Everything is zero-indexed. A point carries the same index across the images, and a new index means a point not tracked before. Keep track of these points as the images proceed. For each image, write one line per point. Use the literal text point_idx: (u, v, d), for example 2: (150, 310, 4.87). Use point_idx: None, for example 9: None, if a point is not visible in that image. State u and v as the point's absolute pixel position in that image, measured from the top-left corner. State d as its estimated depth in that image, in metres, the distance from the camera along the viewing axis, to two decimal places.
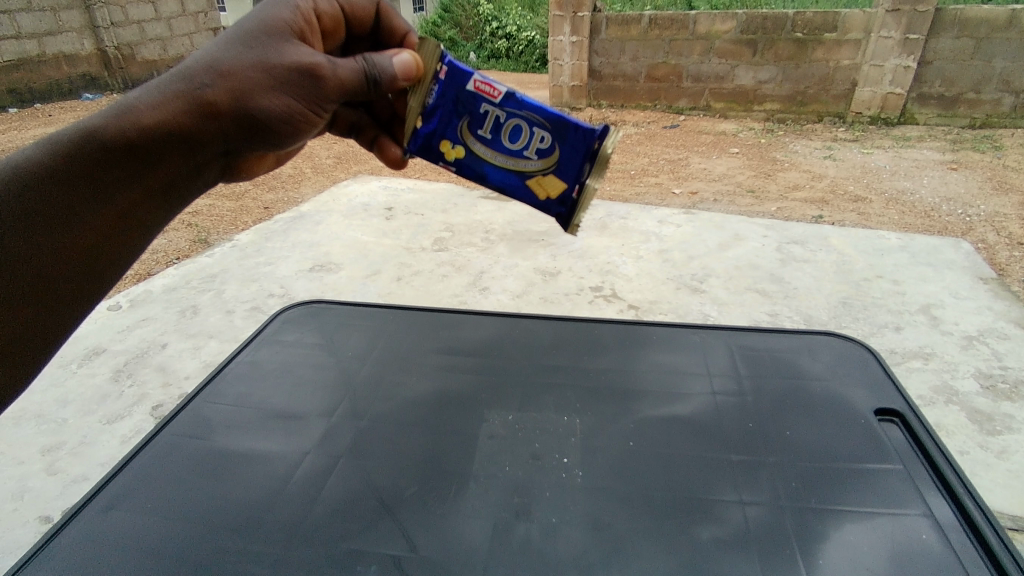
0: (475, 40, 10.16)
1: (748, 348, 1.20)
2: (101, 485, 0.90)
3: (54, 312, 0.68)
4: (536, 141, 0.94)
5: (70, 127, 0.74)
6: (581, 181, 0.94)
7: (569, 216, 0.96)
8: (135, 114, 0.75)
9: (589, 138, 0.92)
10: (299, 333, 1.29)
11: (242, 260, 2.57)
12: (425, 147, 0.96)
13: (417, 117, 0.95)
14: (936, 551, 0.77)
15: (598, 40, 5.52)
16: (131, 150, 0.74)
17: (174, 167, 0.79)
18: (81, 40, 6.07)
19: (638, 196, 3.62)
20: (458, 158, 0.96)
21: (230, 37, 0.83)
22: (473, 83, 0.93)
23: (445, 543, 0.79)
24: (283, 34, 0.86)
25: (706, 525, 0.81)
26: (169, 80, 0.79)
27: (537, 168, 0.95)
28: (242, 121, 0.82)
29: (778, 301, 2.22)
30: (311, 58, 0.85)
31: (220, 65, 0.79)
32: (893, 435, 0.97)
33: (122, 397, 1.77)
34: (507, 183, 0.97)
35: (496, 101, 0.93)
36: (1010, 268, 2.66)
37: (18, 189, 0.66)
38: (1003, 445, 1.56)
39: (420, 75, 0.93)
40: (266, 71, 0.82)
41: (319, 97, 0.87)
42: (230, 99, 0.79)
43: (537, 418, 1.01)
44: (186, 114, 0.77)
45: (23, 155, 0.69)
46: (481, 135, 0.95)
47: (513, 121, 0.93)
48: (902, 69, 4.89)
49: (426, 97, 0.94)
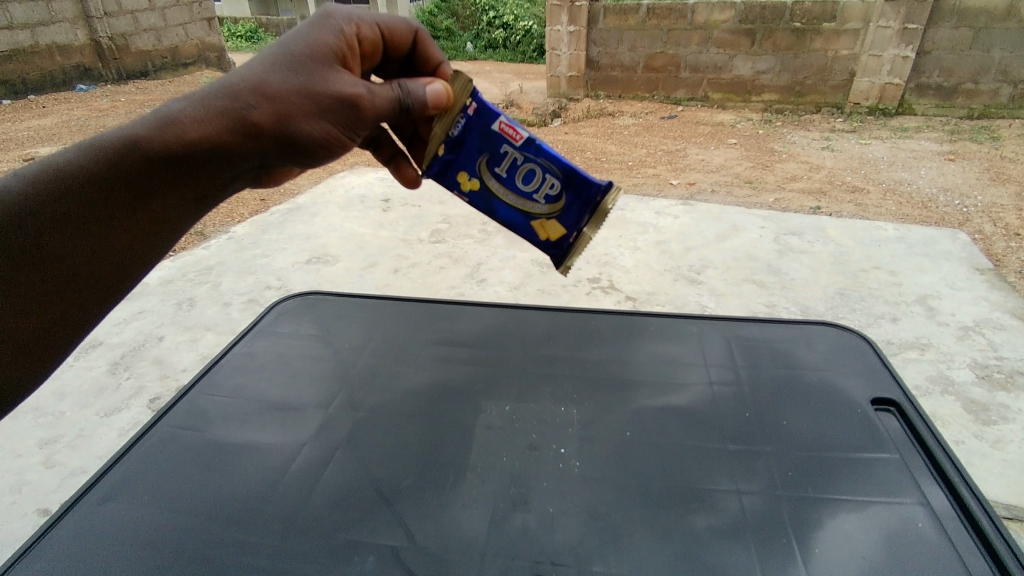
0: (471, 30, 10.09)
1: (744, 338, 1.19)
2: (98, 478, 0.90)
3: (79, 310, 0.70)
4: (546, 187, 0.91)
5: (114, 133, 0.73)
6: (580, 228, 0.93)
7: (563, 256, 0.95)
8: (178, 128, 0.74)
9: (591, 192, 0.90)
10: (295, 325, 1.28)
11: (239, 252, 2.56)
12: (443, 174, 0.91)
13: (440, 144, 0.89)
14: (932, 539, 0.78)
15: (596, 30, 5.48)
16: (172, 164, 0.74)
17: (211, 180, 0.79)
18: (75, 31, 6.02)
19: (635, 187, 3.61)
20: (472, 192, 0.92)
21: (277, 55, 0.81)
22: (499, 123, 0.88)
23: (443, 534, 0.79)
24: (328, 58, 0.84)
25: (702, 514, 0.81)
26: (214, 94, 0.78)
27: (542, 212, 0.93)
28: (281, 142, 0.81)
29: (776, 292, 2.22)
30: (354, 88, 0.83)
31: (267, 88, 0.78)
32: (889, 424, 0.98)
33: (120, 390, 1.77)
34: (513, 221, 0.95)
35: (517, 144, 0.89)
36: (1007, 258, 2.67)
37: (59, 194, 0.68)
38: (998, 435, 1.57)
39: (449, 105, 0.88)
40: (310, 97, 0.80)
41: (356, 125, 0.86)
42: (274, 121, 0.79)
43: (535, 409, 1.00)
44: (230, 133, 0.77)
45: (62, 159, 0.69)
46: (497, 172, 0.91)
47: (529, 165, 0.90)
48: (901, 59, 4.87)
49: (450, 128, 0.88)
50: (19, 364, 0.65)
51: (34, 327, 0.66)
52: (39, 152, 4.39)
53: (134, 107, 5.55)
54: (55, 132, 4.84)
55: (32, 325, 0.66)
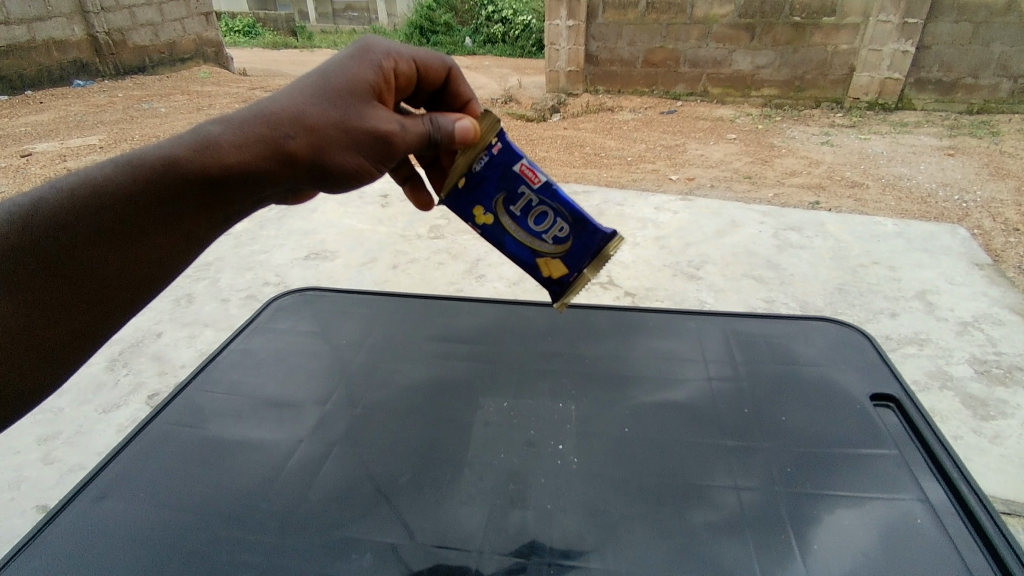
0: (470, 25, 10.04)
1: (743, 333, 1.19)
2: (96, 473, 0.90)
3: (92, 320, 0.73)
4: (555, 230, 0.87)
5: (157, 150, 0.76)
6: (581, 270, 0.89)
7: (562, 293, 0.91)
8: (217, 153, 0.77)
9: (596, 239, 0.88)
10: (292, 321, 1.28)
11: (237, 248, 2.55)
12: (457, 203, 0.87)
13: (460, 177, 0.85)
14: (930, 535, 0.78)
15: (595, 24, 5.46)
16: (208, 186, 0.77)
17: (242, 200, 0.81)
18: (71, 26, 5.96)
19: (634, 182, 3.59)
20: (483, 226, 0.88)
21: (317, 85, 0.82)
22: (520, 165, 0.85)
23: (441, 530, 0.79)
24: (366, 90, 0.84)
25: (700, 510, 0.81)
26: (253, 119, 0.79)
27: (549, 252, 0.89)
28: (314, 172, 0.83)
29: (775, 287, 2.22)
30: (387, 124, 0.83)
31: (305, 119, 0.80)
32: (888, 419, 0.98)
33: (117, 386, 1.77)
34: (518, 257, 0.90)
35: (535, 186, 0.86)
36: (1006, 254, 2.67)
37: (94, 208, 0.71)
38: (996, 430, 1.57)
39: (475, 141, 0.84)
40: (345, 131, 0.81)
41: (386, 158, 0.85)
42: (309, 152, 0.80)
43: (532, 405, 1.00)
44: (265, 160, 0.79)
45: (103, 174, 0.73)
46: (512, 210, 0.87)
47: (542, 207, 0.87)
48: (901, 53, 4.86)
49: (473, 162, 0.85)
50: (38, 367, 0.69)
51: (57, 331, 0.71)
52: (36, 148, 4.36)
53: (131, 103, 5.52)
54: (52, 128, 4.81)
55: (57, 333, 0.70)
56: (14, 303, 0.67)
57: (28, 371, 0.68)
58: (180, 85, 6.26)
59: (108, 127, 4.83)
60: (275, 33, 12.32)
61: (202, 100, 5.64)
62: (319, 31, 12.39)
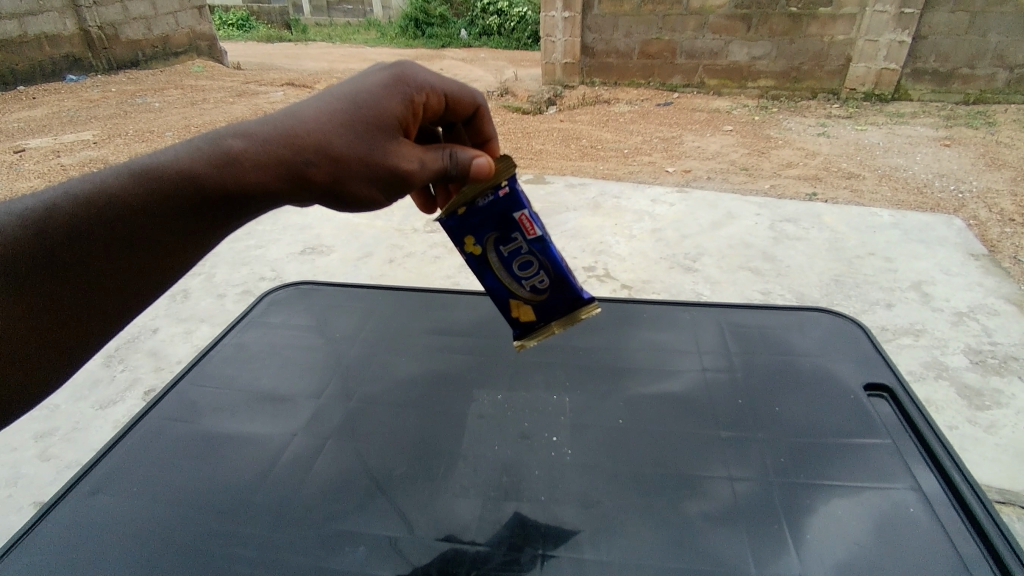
0: (466, 17, 9.98)
1: (737, 325, 1.19)
2: (90, 467, 0.89)
3: (94, 325, 0.74)
4: (535, 280, 0.86)
5: (174, 160, 0.75)
6: (550, 322, 0.89)
7: (525, 334, 0.91)
8: (236, 170, 0.76)
9: (574, 300, 0.87)
10: (286, 315, 1.27)
11: (231, 243, 2.54)
12: (450, 227, 0.83)
13: (462, 205, 0.82)
14: (923, 524, 0.78)
15: (591, 15, 5.42)
16: (221, 200, 0.76)
17: (252, 215, 0.81)
18: (63, 20, 5.91)
19: (631, 174, 3.58)
20: (469, 255, 0.85)
21: (346, 112, 0.79)
22: (522, 213, 0.82)
23: (435, 519, 0.79)
24: (395, 126, 0.81)
25: (694, 500, 0.81)
26: (276, 138, 0.77)
27: (522, 296, 0.87)
28: (328, 196, 0.82)
29: (771, 279, 2.22)
30: (409, 162, 0.81)
31: (330, 148, 0.78)
32: (882, 409, 0.98)
33: (113, 382, 1.76)
34: (491, 293, 0.88)
35: (529, 236, 0.83)
36: (1001, 244, 2.67)
37: (107, 215, 0.71)
38: (991, 419, 1.58)
39: (486, 178, 0.82)
40: (366, 164, 0.80)
41: (397, 191, 0.84)
42: (328, 180, 0.79)
43: (526, 398, 1.00)
44: (282, 182, 0.78)
45: (116, 183, 0.72)
46: (502, 251, 0.84)
47: (530, 256, 0.84)
48: (897, 44, 4.84)
49: (478, 197, 0.81)
50: (36, 372, 0.70)
51: (69, 331, 0.72)
52: (29, 144, 4.33)
53: (125, 98, 5.49)
54: (46, 124, 4.78)
55: (61, 336, 0.71)
56: (19, 306, 0.67)
57: (32, 370, 0.69)
58: (174, 80, 6.21)
59: (102, 123, 4.80)
60: (269, 27, 12.22)
61: (196, 94, 5.61)
62: (314, 24, 12.30)
